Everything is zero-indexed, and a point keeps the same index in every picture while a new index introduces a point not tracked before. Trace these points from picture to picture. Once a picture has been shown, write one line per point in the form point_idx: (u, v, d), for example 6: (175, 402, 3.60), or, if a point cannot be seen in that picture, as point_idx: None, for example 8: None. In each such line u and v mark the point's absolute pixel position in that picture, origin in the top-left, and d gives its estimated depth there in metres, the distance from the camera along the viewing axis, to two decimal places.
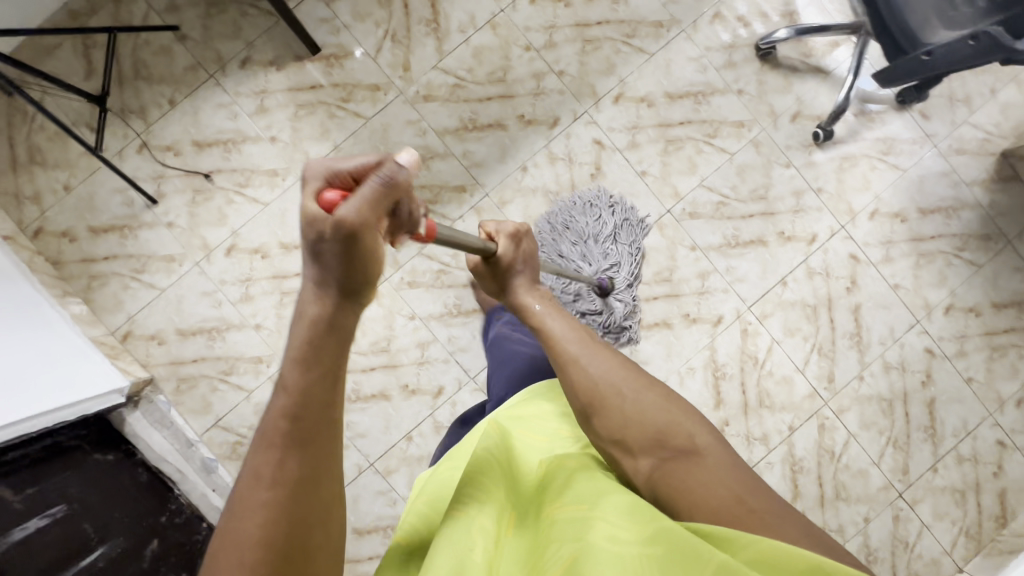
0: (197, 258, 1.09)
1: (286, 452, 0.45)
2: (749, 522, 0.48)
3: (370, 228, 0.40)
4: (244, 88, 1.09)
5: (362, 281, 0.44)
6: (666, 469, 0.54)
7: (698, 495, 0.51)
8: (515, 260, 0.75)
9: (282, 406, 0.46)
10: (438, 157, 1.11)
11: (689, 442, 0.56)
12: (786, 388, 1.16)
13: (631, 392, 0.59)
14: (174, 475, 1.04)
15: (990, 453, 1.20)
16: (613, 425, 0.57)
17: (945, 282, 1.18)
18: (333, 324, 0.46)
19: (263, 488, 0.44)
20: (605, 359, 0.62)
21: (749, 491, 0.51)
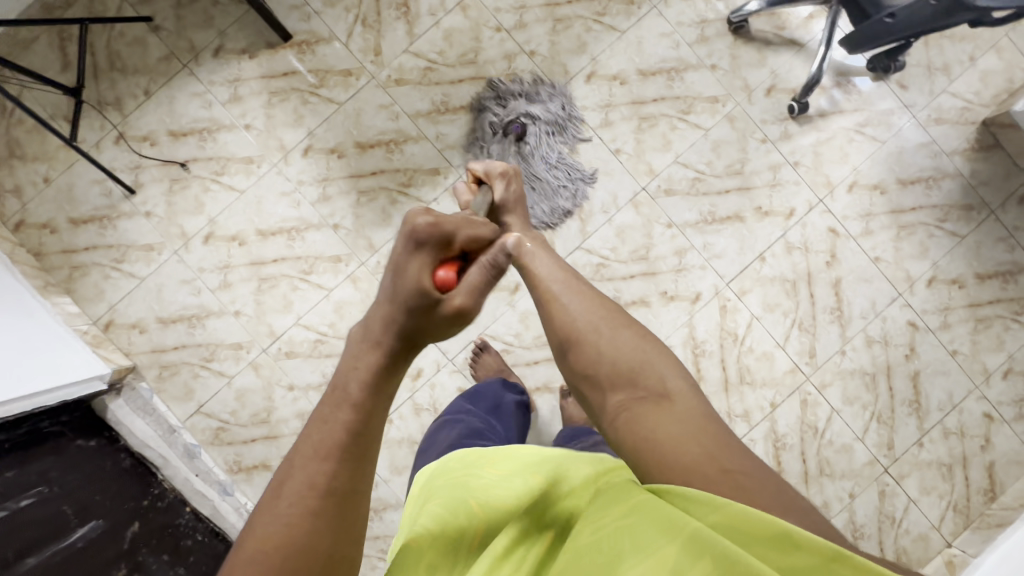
0: (176, 246, 1.10)
1: (339, 464, 0.44)
2: (717, 481, 0.42)
3: (472, 307, 0.52)
4: (218, 76, 1.10)
5: (442, 335, 0.52)
6: (632, 411, 0.50)
7: (663, 447, 0.46)
8: (508, 202, 0.73)
9: (346, 419, 0.45)
10: (411, 140, 1.11)
11: (662, 387, 0.51)
12: (766, 363, 1.15)
13: (608, 331, 0.56)
14: (157, 460, 1.06)
15: (976, 427, 1.19)
16: (587, 362, 0.55)
17: (927, 254, 1.17)
18: (404, 357, 0.49)
19: (315, 498, 0.42)
20: (585, 298, 0.59)
21: (722, 449, 0.45)
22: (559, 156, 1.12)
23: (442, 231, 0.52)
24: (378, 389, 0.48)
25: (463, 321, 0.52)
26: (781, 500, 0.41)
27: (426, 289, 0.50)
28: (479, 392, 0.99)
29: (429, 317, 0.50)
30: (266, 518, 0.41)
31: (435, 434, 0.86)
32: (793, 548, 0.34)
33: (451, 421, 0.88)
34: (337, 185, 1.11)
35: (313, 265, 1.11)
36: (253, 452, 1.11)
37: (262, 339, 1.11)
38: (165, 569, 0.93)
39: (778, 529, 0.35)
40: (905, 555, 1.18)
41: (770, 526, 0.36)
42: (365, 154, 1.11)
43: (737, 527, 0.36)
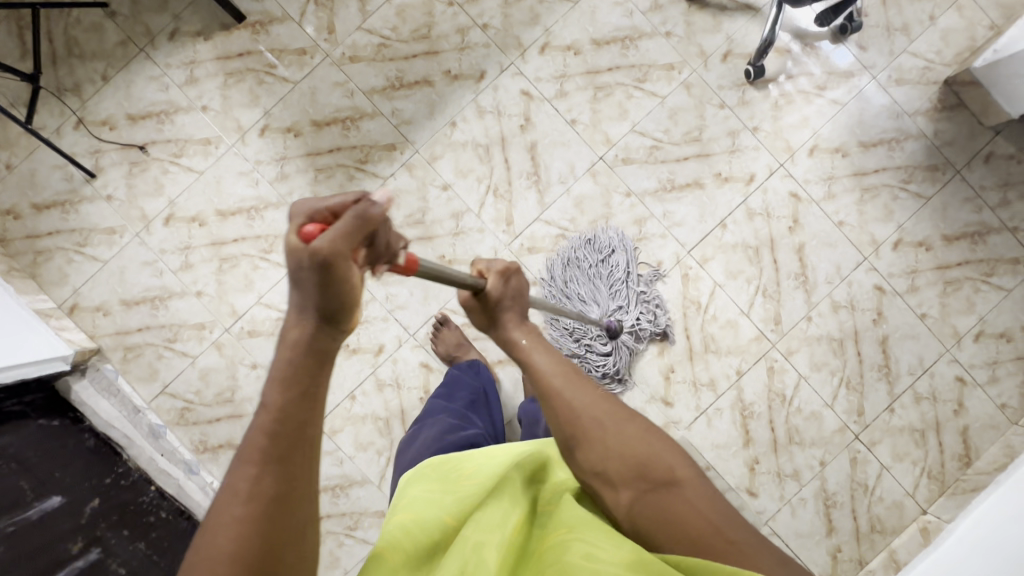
0: (137, 229, 1.12)
1: (263, 468, 0.40)
2: (725, 551, 0.48)
3: (341, 257, 0.38)
4: (174, 59, 1.11)
5: (340, 303, 0.40)
6: (647, 503, 0.53)
7: (678, 525, 0.51)
8: (506, 296, 0.63)
9: (262, 421, 0.41)
10: (367, 117, 1.11)
11: (670, 472, 0.54)
12: (731, 331, 1.14)
13: (614, 424, 0.56)
14: (122, 440, 1.06)
15: (949, 391, 1.17)
16: (596, 459, 0.56)
17: (892, 217, 1.15)
18: (315, 345, 0.42)
19: (237, 504, 0.39)
20: (586, 388, 0.58)
21: (729, 522, 0.50)
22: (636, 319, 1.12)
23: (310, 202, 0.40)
24: (301, 389, 0.42)
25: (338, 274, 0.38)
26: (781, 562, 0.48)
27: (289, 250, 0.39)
28: (456, 382, 1.00)
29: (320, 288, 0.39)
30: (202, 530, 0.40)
31: (414, 433, 0.88)
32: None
33: (430, 420, 0.89)
34: (295, 163, 1.12)
35: (273, 244, 1.12)
36: (218, 431, 1.12)
37: (224, 319, 1.12)
38: (125, 544, 0.93)
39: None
40: (879, 523, 1.17)
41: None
42: (321, 132, 1.12)
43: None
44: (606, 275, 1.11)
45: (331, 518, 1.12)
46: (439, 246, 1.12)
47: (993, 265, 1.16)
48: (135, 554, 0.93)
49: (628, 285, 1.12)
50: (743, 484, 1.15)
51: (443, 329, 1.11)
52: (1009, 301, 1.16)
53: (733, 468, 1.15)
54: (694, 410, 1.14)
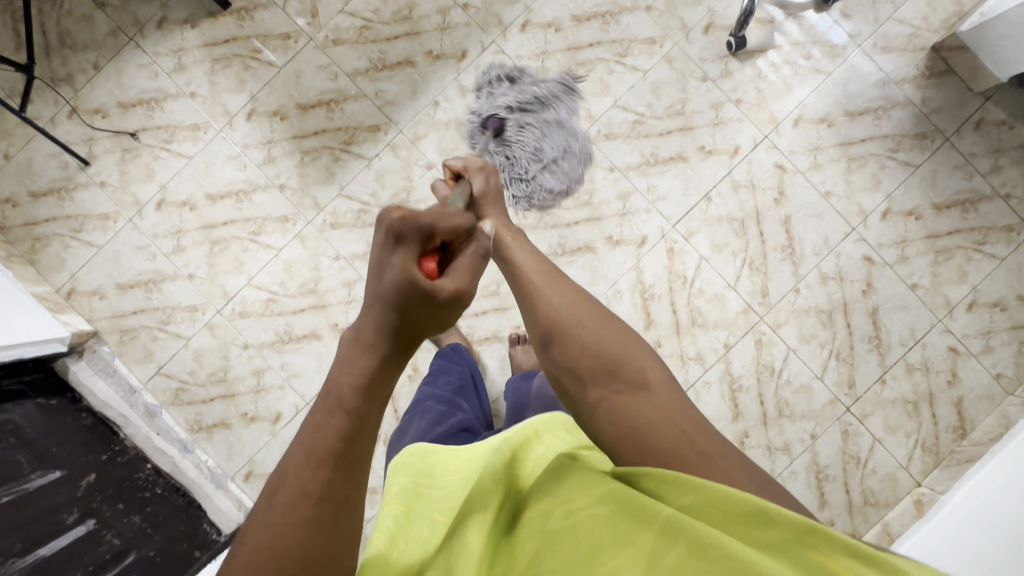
0: (130, 214, 1.14)
1: (334, 470, 0.38)
2: (695, 464, 0.44)
3: (472, 293, 0.45)
4: (163, 48, 1.14)
5: (445, 323, 0.45)
6: (615, 403, 0.50)
7: (646, 433, 0.47)
8: (488, 194, 0.73)
9: (341, 424, 0.39)
10: (351, 99, 1.13)
11: (644, 376, 0.52)
12: (718, 305, 1.14)
13: (591, 322, 0.56)
14: (117, 419, 1.10)
15: (942, 362, 1.15)
16: (570, 355, 0.54)
17: (880, 186, 1.14)
18: (402, 359, 0.43)
19: (308, 505, 0.36)
20: (565, 290, 0.59)
21: (702, 434, 0.47)
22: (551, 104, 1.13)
23: (429, 225, 0.42)
24: (379, 395, 0.41)
25: (461, 306, 0.44)
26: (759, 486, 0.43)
27: (420, 283, 0.40)
28: (443, 369, 1.01)
29: (440, 311, 0.43)
30: (256, 538, 0.35)
31: (405, 422, 0.87)
32: (767, 527, 0.36)
33: (418, 410, 0.88)
34: (282, 146, 1.13)
35: (262, 227, 1.14)
36: (212, 411, 1.14)
37: (216, 300, 1.14)
38: (120, 517, 0.95)
39: (751, 504, 0.37)
40: (873, 496, 1.16)
41: (751, 504, 0.37)
42: (307, 115, 1.13)
43: (715, 506, 0.38)
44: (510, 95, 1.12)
45: None
46: None
47: (985, 233, 1.14)
48: (130, 527, 0.95)
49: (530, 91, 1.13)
50: None
51: None
52: (1003, 269, 1.14)
53: None
54: (682, 384, 1.14)
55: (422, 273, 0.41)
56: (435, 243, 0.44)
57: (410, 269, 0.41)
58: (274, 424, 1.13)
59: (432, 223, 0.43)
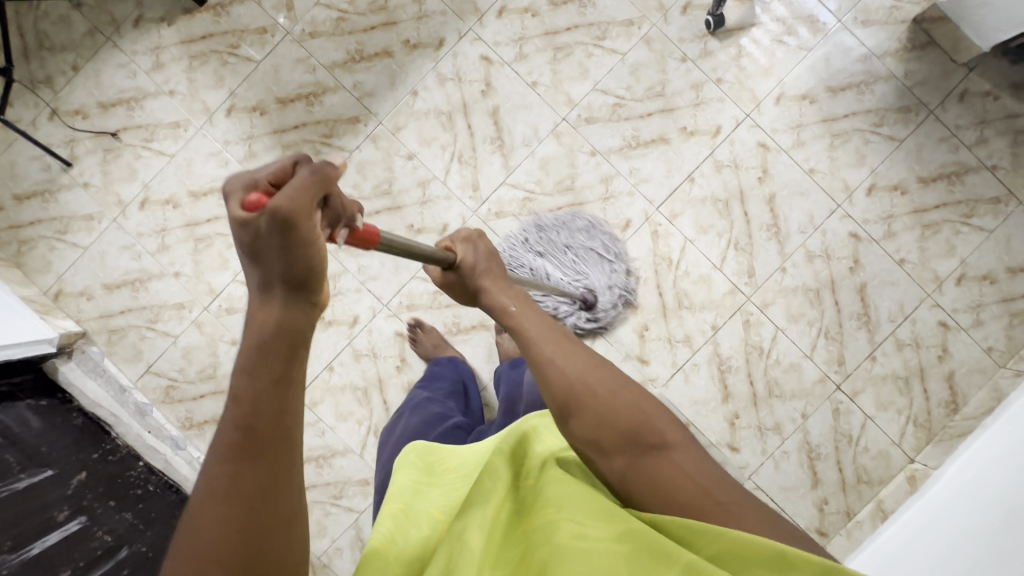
0: (114, 214, 1.15)
1: (238, 463, 0.38)
2: (713, 515, 0.45)
3: (309, 214, 0.36)
4: (140, 46, 1.14)
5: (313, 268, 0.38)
6: (639, 470, 0.49)
7: (668, 493, 0.47)
8: (479, 263, 0.66)
9: (233, 414, 0.38)
10: (330, 91, 1.13)
11: (664, 437, 0.50)
12: (704, 286, 1.13)
13: (608, 393, 0.52)
14: (110, 418, 1.10)
15: (932, 337, 1.14)
16: (589, 428, 0.51)
17: (865, 162, 1.13)
18: (282, 323, 0.39)
19: (215, 502, 0.37)
20: (577, 357, 0.55)
21: (720, 485, 0.47)
22: (557, 230, 1.11)
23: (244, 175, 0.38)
24: (273, 376, 0.39)
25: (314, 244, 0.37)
26: (772, 523, 0.45)
27: (238, 222, 0.36)
28: (436, 376, 1.01)
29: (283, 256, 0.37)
30: (182, 534, 0.37)
31: (397, 424, 0.87)
32: (789, 572, 0.38)
33: (409, 411, 0.88)
34: (262, 142, 1.13)
35: None
36: (203, 407, 1.14)
37: (202, 298, 1.14)
38: (112, 513, 0.95)
39: (772, 550, 0.39)
40: (866, 474, 1.15)
41: (773, 551, 0.39)
42: (286, 109, 1.13)
43: (740, 555, 0.40)
44: (551, 262, 1.10)
45: (315, 488, 1.14)
46: (407, 216, 1.13)
47: (972, 206, 1.13)
48: (121, 523, 0.95)
49: (542, 248, 1.10)
50: (724, 439, 1.14)
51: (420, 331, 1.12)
52: (991, 242, 1.13)
53: (713, 424, 1.14)
54: (670, 367, 1.13)
55: (239, 212, 0.36)
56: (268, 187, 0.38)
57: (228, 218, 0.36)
58: None
59: (251, 175, 0.38)
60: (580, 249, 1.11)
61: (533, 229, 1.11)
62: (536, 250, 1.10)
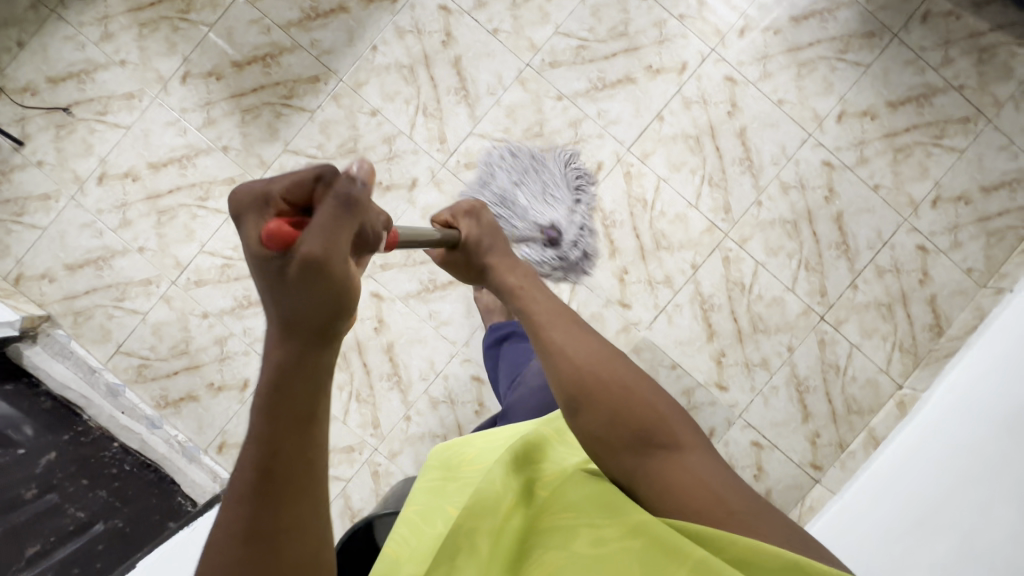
0: (72, 191, 1.11)
1: (254, 506, 0.35)
2: (725, 522, 0.43)
3: (335, 255, 0.33)
4: (87, 17, 1.10)
5: (331, 302, 0.34)
6: (652, 473, 0.47)
7: (684, 498, 0.45)
8: (482, 236, 0.65)
9: (252, 456, 0.35)
10: (287, 51, 1.10)
11: (675, 439, 0.49)
12: (681, 225, 1.12)
13: (619, 386, 0.51)
14: (81, 401, 1.07)
15: (912, 261, 1.14)
16: (598, 422, 0.50)
17: (832, 89, 1.12)
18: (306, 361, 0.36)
19: (233, 546, 0.35)
20: (587, 346, 0.53)
21: (735, 493, 0.45)
22: (528, 161, 1.06)
23: (260, 191, 0.35)
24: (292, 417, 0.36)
25: (328, 275, 0.33)
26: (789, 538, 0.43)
27: (259, 258, 0.33)
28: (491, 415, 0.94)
29: (299, 290, 0.33)
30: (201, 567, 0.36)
31: None
32: None
33: None
34: (220, 107, 1.10)
35: (208, 191, 1.11)
36: (177, 384, 1.11)
37: (170, 272, 1.11)
38: (85, 491, 0.92)
39: (787, 559, 0.38)
40: (855, 404, 1.14)
41: (788, 563, 0.38)
42: (243, 72, 1.10)
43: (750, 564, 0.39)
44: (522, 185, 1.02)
45: None
46: (375, 173, 1.11)
47: (942, 126, 1.13)
48: (96, 500, 0.92)
49: (511, 173, 1.03)
50: (712, 378, 1.13)
51: None
52: (963, 162, 1.13)
53: (699, 364, 1.13)
54: (653, 309, 1.12)
55: (260, 250, 0.33)
56: (283, 205, 0.35)
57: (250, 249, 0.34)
58: (242, 391, 1.11)
59: (265, 189, 0.35)
60: (551, 184, 1.05)
61: (505, 155, 1.05)
62: (506, 175, 1.03)
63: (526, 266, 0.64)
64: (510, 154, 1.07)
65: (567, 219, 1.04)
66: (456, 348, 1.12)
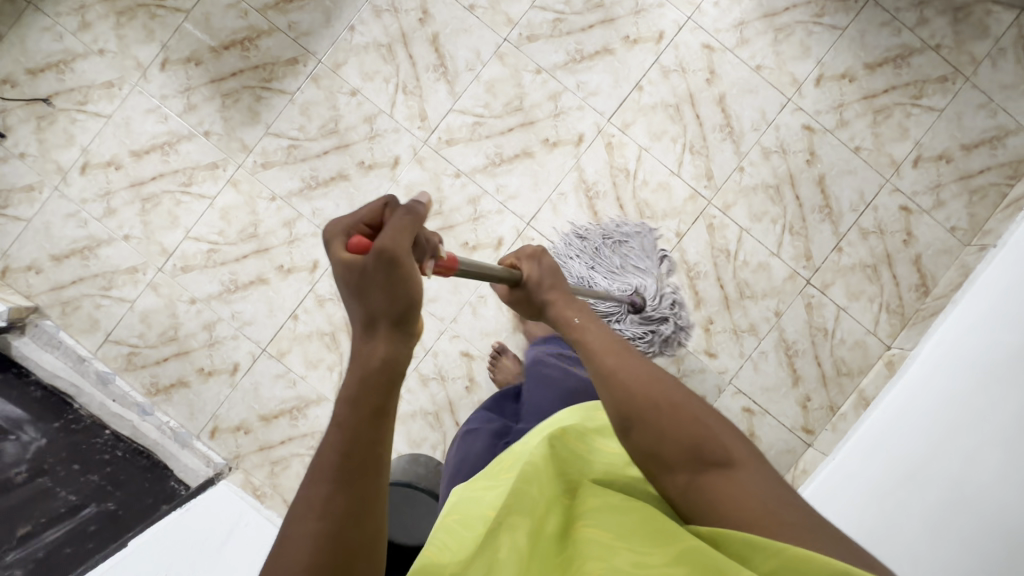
0: (55, 182, 1.11)
1: (334, 486, 0.36)
2: (778, 533, 0.41)
3: (406, 250, 0.40)
4: (64, 8, 1.10)
5: (404, 292, 0.40)
6: (704, 490, 0.46)
7: (738, 515, 0.43)
8: (544, 277, 0.66)
9: (334, 437, 0.38)
10: (265, 34, 1.11)
11: (727, 454, 0.47)
12: (664, 194, 1.12)
13: (671, 405, 0.49)
14: (71, 390, 1.07)
15: (896, 222, 1.14)
16: (650, 441, 0.49)
17: (810, 53, 1.13)
18: (377, 354, 0.40)
19: (311, 521, 0.35)
20: (638, 366, 0.53)
21: (788, 508, 0.43)
22: (607, 242, 1.10)
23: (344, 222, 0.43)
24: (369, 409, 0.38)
25: (401, 263, 0.39)
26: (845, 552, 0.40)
27: (346, 262, 0.41)
28: (501, 402, 0.94)
29: (379, 286, 0.40)
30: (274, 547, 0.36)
31: (458, 451, 0.84)
32: None
33: (469, 434, 0.85)
34: (200, 93, 1.11)
35: (192, 176, 1.11)
36: (167, 371, 1.12)
37: (156, 259, 1.11)
38: (76, 476, 0.91)
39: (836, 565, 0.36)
40: (845, 366, 1.15)
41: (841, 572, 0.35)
42: (221, 57, 1.11)
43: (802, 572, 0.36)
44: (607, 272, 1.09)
45: (293, 442, 1.11)
46: (357, 152, 1.11)
47: (921, 86, 1.13)
48: (87, 485, 0.91)
49: (592, 261, 1.09)
50: (701, 346, 1.13)
51: (502, 359, 1.09)
52: (943, 121, 1.13)
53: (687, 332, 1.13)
54: None
55: (343, 255, 0.41)
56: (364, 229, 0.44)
57: (337, 262, 0.41)
58: (232, 375, 1.12)
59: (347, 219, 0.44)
60: (632, 263, 1.10)
61: (585, 244, 1.10)
62: (591, 267, 1.09)
63: (581, 302, 0.63)
64: (587, 236, 1.10)
65: (656, 296, 1.09)
66: (444, 325, 1.13)
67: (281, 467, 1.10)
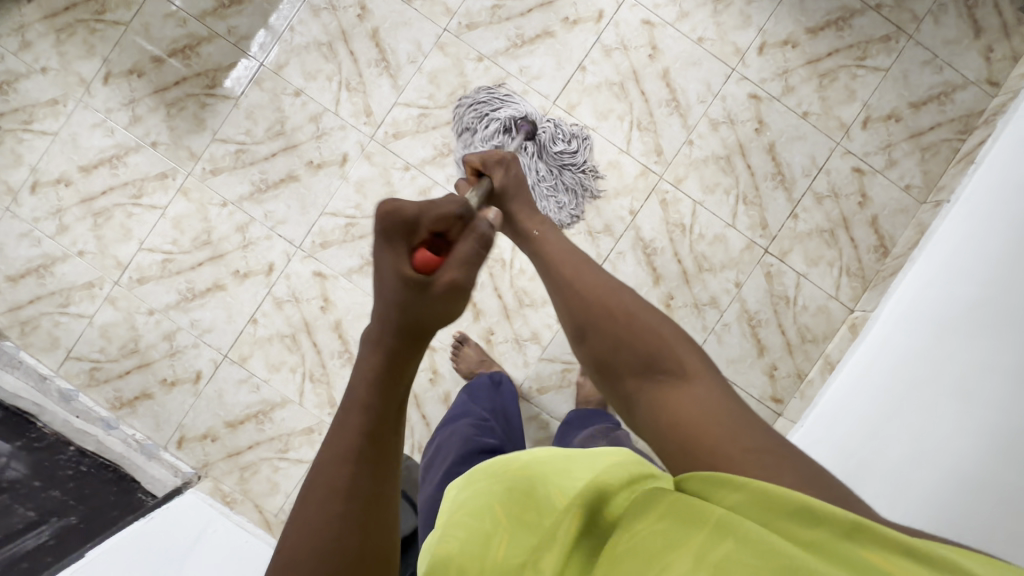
0: (6, 203, 1.11)
1: (357, 466, 0.39)
2: (741, 459, 0.42)
3: (471, 283, 0.43)
4: (3, 28, 1.11)
5: (448, 318, 0.44)
6: (656, 400, 0.50)
7: (698, 432, 0.45)
8: (509, 185, 0.69)
9: (359, 421, 0.40)
10: (205, 41, 1.11)
11: (684, 368, 0.50)
12: (615, 172, 1.12)
13: (627, 318, 0.54)
14: (32, 408, 1.01)
15: (849, 185, 1.14)
16: (604, 348, 0.54)
17: (751, 22, 1.13)
18: (409, 351, 0.43)
19: (339, 502, 0.38)
20: (595, 278, 0.58)
21: (745, 432, 0.45)
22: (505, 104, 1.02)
23: (413, 215, 0.44)
24: (381, 399, 0.41)
25: (463, 297, 0.43)
26: (803, 477, 0.40)
27: (411, 276, 0.42)
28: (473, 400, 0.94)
29: (434, 303, 0.42)
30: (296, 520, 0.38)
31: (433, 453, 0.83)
32: (813, 518, 0.32)
33: (444, 435, 0.84)
34: (145, 104, 1.11)
35: (142, 188, 1.11)
36: (131, 384, 1.12)
37: (111, 273, 1.11)
38: (38, 492, 0.89)
39: (793, 497, 0.34)
40: (809, 332, 1.14)
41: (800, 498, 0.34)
42: (163, 67, 1.11)
43: (765, 499, 0.34)
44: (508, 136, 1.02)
45: (261, 446, 1.11)
46: (305, 152, 1.11)
47: (864, 47, 1.13)
48: (50, 500, 0.89)
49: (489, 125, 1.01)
50: None
51: (464, 347, 1.09)
52: (889, 81, 1.13)
53: None
54: (596, 259, 1.12)
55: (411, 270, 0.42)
56: (427, 234, 0.45)
57: (398, 270, 0.42)
58: (195, 384, 1.12)
59: (417, 212, 0.44)
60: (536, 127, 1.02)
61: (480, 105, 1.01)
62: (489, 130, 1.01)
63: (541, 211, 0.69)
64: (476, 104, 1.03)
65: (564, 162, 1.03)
66: None
67: (251, 472, 1.10)
